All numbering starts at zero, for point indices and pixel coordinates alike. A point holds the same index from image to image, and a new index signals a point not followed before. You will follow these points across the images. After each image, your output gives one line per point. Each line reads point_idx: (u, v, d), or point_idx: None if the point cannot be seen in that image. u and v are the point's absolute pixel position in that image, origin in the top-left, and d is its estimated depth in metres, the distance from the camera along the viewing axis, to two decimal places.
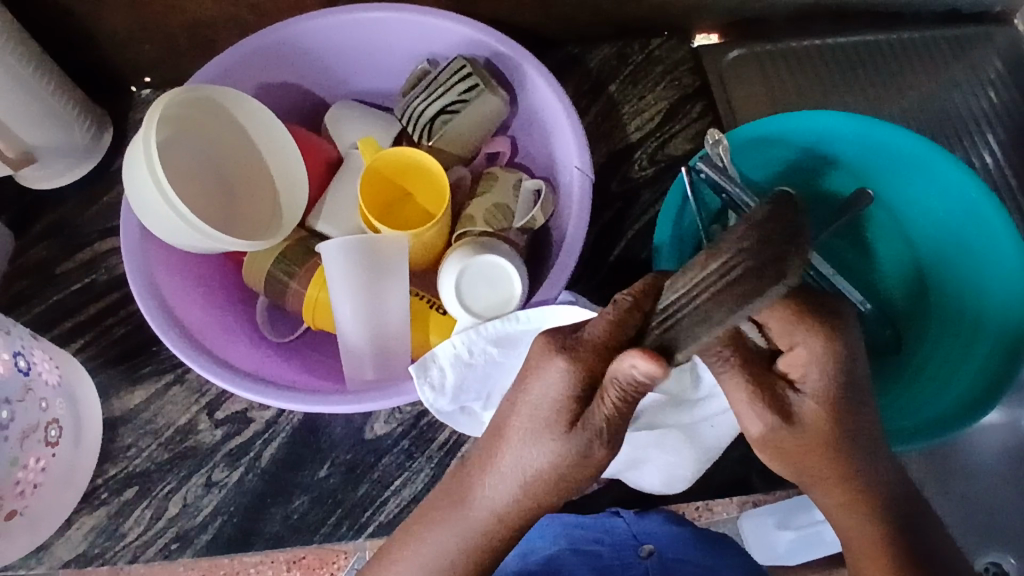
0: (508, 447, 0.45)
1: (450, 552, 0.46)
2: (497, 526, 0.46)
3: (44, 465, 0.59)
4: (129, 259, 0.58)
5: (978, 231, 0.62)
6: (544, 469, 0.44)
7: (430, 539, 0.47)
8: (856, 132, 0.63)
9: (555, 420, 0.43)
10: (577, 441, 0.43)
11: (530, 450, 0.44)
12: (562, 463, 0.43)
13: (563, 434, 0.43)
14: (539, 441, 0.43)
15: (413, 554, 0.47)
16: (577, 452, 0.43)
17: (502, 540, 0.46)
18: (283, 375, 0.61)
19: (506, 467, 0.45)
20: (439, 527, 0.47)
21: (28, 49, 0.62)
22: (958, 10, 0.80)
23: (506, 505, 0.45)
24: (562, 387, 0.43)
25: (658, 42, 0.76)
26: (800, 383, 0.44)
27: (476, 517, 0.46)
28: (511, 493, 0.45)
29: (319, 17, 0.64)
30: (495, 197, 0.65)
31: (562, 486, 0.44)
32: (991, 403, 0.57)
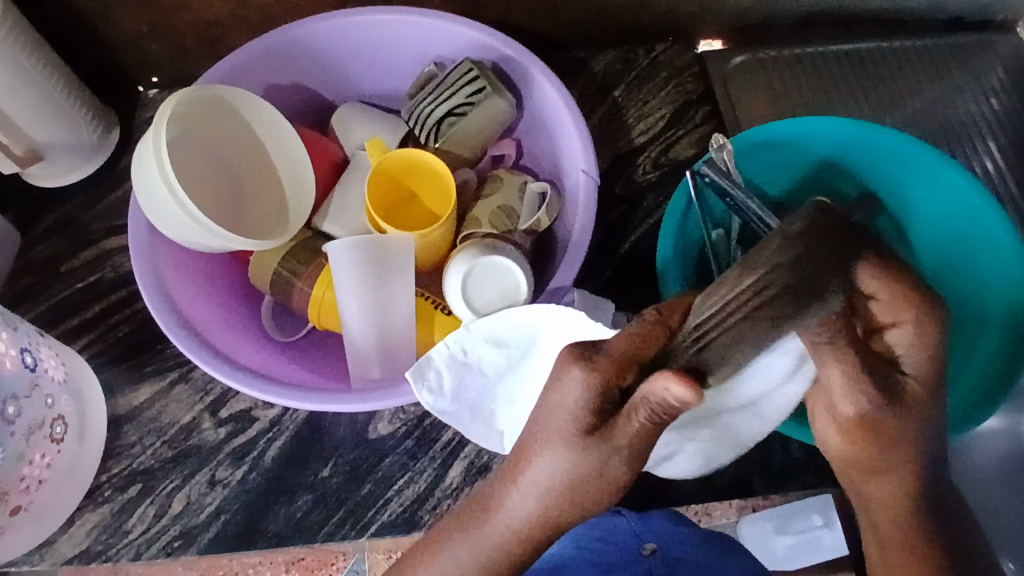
0: (532, 465, 0.45)
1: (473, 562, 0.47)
2: (520, 537, 0.46)
3: (49, 461, 0.59)
4: (135, 255, 0.58)
5: (978, 237, 0.63)
6: (569, 482, 0.43)
7: (454, 549, 0.48)
8: (859, 139, 0.64)
9: (581, 432, 0.43)
10: (605, 457, 0.43)
11: (559, 468, 0.43)
12: (589, 477, 0.43)
13: (588, 447, 0.43)
14: (568, 459, 0.43)
15: (436, 563, 0.49)
16: (608, 466, 0.43)
17: (526, 548, 0.46)
18: (288, 374, 0.61)
19: (530, 482, 0.45)
20: (465, 540, 0.47)
21: (38, 47, 0.62)
22: (960, 19, 0.81)
23: (528, 516, 0.45)
24: (587, 398, 0.43)
25: (663, 47, 0.76)
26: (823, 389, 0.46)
27: (498, 528, 0.46)
28: (536, 506, 0.45)
29: (328, 19, 0.65)
30: (500, 199, 0.66)
31: (592, 498, 0.44)
32: (992, 408, 0.59)
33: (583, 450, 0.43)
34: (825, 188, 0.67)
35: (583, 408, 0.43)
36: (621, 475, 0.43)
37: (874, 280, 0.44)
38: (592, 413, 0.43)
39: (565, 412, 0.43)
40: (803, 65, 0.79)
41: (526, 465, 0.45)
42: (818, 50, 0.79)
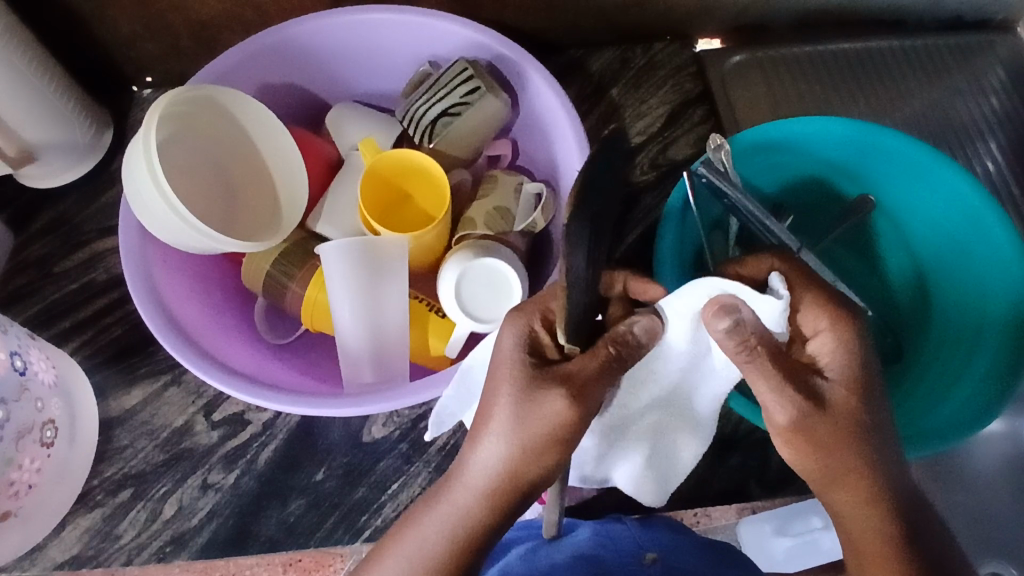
0: (491, 428, 0.44)
1: (441, 534, 0.45)
2: (488, 505, 0.44)
3: (39, 466, 0.59)
4: (125, 255, 0.58)
5: (979, 240, 0.62)
6: (525, 438, 0.43)
7: (424, 525, 0.45)
8: (859, 138, 0.63)
9: (531, 386, 0.43)
10: (556, 408, 0.42)
11: (513, 423, 0.43)
12: (543, 432, 0.43)
13: (539, 400, 0.42)
14: (520, 422, 0.43)
15: (403, 547, 0.45)
16: (563, 416, 0.42)
17: (496, 514, 0.45)
18: (281, 377, 0.60)
19: (490, 447, 0.44)
20: (433, 514, 0.45)
21: (29, 47, 0.61)
22: (960, 18, 0.80)
23: (491, 480, 0.44)
24: (523, 353, 0.44)
25: (660, 47, 0.76)
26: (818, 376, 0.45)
27: (462, 498, 0.45)
28: (498, 468, 0.44)
29: (321, 19, 0.64)
30: (495, 200, 0.65)
31: (550, 451, 0.43)
32: (997, 409, 0.57)
33: (533, 404, 0.42)
34: (818, 190, 0.67)
35: (523, 361, 0.44)
36: (575, 422, 0.43)
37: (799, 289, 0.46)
38: (531, 364, 0.43)
39: (508, 366, 0.44)
40: (802, 64, 0.79)
41: (484, 427, 0.44)
42: (816, 50, 0.79)
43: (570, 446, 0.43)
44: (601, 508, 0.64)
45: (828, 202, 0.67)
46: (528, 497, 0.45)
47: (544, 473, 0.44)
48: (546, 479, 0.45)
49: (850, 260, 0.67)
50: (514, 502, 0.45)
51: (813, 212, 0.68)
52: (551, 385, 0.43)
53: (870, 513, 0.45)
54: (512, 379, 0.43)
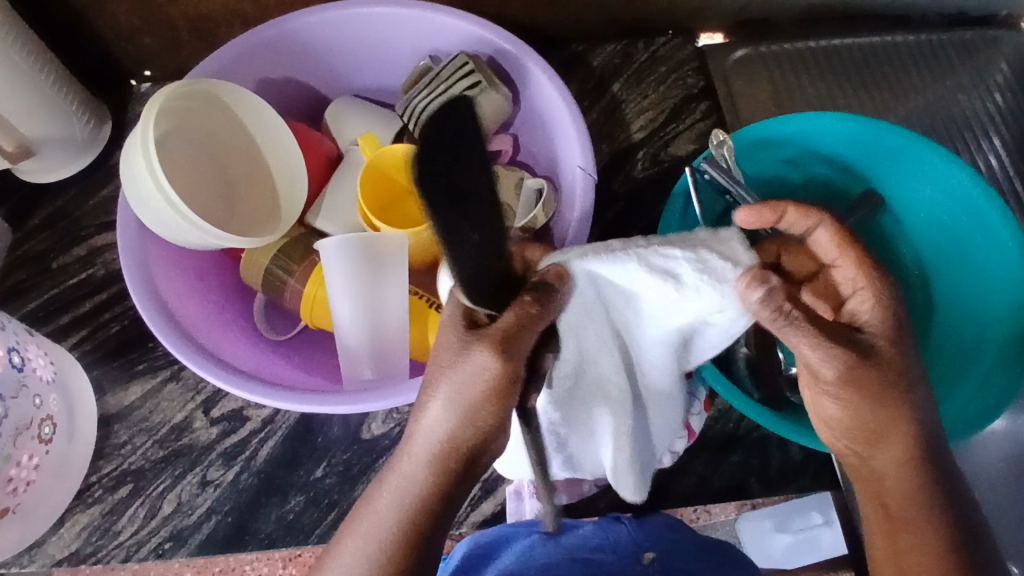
0: (435, 393, 0.44)
1: (395, 507, 0.44)
2: (438, 472, 0.44)
3: (37, 462, 0.59)
4: (123, 251, 0.57)
5: (983, 238, 0.61)
6: (465, 395, 0.43)
7: (376, 504, 0.45)
8: (865, 135, 0.62)
9: (464, 345, 0.42)
10: (484, 361, 0.42)
11: (453, 383, 0.43)
12: (481, 389, 0.42)
13: (468, 354, 0.42)
14: (458, 384, 0.43)
15: (358, 523, 0.44)
16: (494, 369, 0.42)
17: (449, 482, 0.44)
18: (280, 374, 0.60)
19: (435, 412, 0.44)
20: (386, 488, 0.45)
21: (26, 40, 0.61)
22: (965, 13, 0.80)
23: (439, 444, 0.44)
24: (457, 323, 0.43)
25: (662, 41, 0.75)
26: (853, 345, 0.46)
27: (412, 470, 0.44)
28: (443, 433, 0.44)
29: (319, 12, 0.63)
30: (497, 197, 0.64)
31: (492, 406, 0.43)
32: (1000, 410, 0.56)
33: (464, 360, 0.42)
34: (822, 189, 0.67)
35: (458, 325, 0.43)
36: (509, 373, 0.42)
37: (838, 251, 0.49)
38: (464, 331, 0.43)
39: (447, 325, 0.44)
40: (804, 59, 0.78)
41: (429, 394, 0.44)
42: (818, 45, 0.79)
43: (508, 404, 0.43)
44: (602, 504, 0.64)
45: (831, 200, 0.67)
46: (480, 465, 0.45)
47: (492, 431, 0.44)
48: (492, 437, 0.44)
49: (853, 245, 0.66)
50: (463, 466, 0.44)
51: None
52: (480, 336, 0.42)
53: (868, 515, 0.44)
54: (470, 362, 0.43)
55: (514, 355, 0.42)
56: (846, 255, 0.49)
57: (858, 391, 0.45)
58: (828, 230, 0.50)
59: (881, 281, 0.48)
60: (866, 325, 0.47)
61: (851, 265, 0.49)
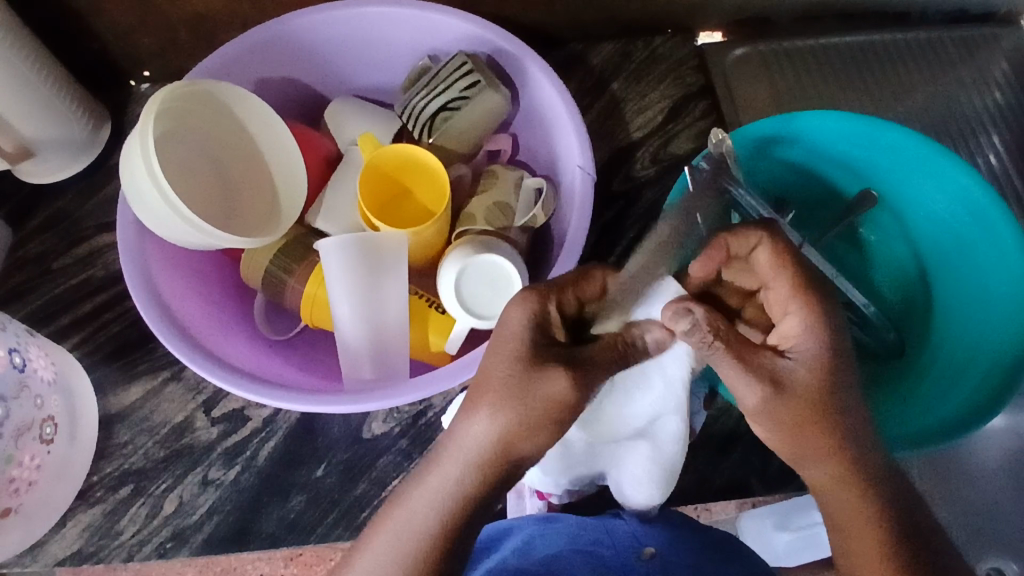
0: (489, 403, 0.42)
1: (432, 510, 0.43)
2: (478, 481, 0.43)
3: (39, 462, 0.59)
4: (124, 252, 0.57)
5: (982, 233, 0.61)
6: (523, 411, 0.41)
7: (410, 504, 0.44)
8: (861, 133, 0.62)
9: (531, 367, 0.42)
10: (555, 385, 0.42)
11: (513, 399, 0.41)
12: (542, 411, 0.42)
13: (538, 377, 0.42)
14: (511, 404, 0.41)
15: (392, 523, 0.44)
16: (561, 395, 0.42)
17: (488, 489, 0.43)
18: (280, 374, 0.60)
19: (482, 422, 0.42)
20: (421, 489, 0.44)
21: (25, 42, 0.61)
22: (964, 11, 0.80)
23: (485, 452, 0.42)
24: (531, 332, 0.44)
25: (662, 40, 0.75)
26: (789, 352, 0.45)
27: (452, 473, 0.43)
28: (489, 442, 0.42)
29: (318, 12, 0.63)
30: (495, 195, 0.65)
31: (546, 425, 0.42)
32: (1002, 403, 0.56)
33: (532, 381, 0.42)
34: (820, 189, 0.68)
35: (525, 341, 0.43)
36: (573, 405, 0.42)
37: (775, 270, 0.47)
38: (538, 344, 0.43)
39: (511, 343, 0.43)
40: (804, 58, 0.78)
41: (479, 401, 0.42)
42: (818, 43, 0.79)
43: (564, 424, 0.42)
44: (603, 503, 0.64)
45: (830, 199, 0.68)
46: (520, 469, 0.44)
47: (537, 449, 0.43)
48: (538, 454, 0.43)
49: (856, 260, 0.69)
50: (502, 477, 0.43)
51: (814, 212, 0.69)
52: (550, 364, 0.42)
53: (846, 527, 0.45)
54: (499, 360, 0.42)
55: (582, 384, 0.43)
56: (777, 279, 0.47)
57: (778, 419, 0.44)
58: (765, 250, 0.47)
59: (815, 302, 0.45)
60: (793, 351, 0.45)
61: (784, 287, 0.46)
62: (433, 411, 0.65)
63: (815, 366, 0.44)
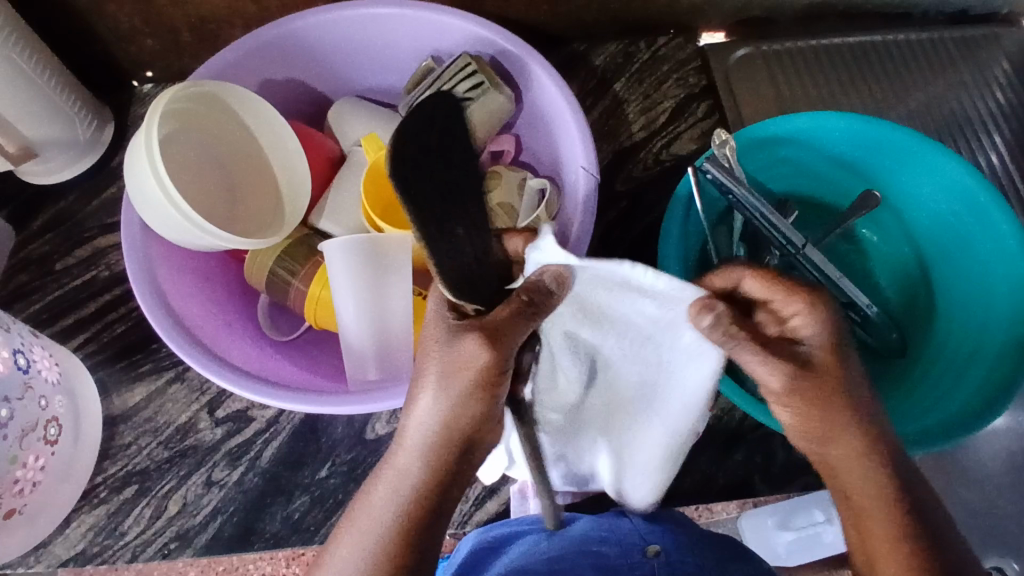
0: (427, 387, 0.45)
1: (391, 502, 0.44)
2: (431, 466, 0.45)
3: (43, 463, 0.59)
4: (128, 253, 0.57)
5: (982, 231, 0.61)
6: (455, 387, 0.44)
7: (370, 499, 0.45)
8: (857, 134, 0.62)
9: (451, 334, 0.44)
10: (474, 351, 0.43)
11: (441, 378, 0.44)
12: (466, 378, 0.44)
13: (455, 344, 0.44)
14: (448, 376, 0.44)
15: (357, 517, 0.45)
16: (481, 358, 0.43)
17: (444, 471, 0.45)
18: (284, 375, 0.60)
19: (424, 407, 0.45)
20: (380, 484, 0.45)
21: (28, 43, 0.61)
22: (965, 11, 0.80)
23: (431, 434, 0.45)
24: (446, 313, 0.46)
25: (664, 41, 0.76)
26: (805, 339, 0.46)
27: (405, 462, 0.45)
28: (435, 423, 0.45)
29: (321, 13, 0.63)
30: (500, 197, 0.65)
31: (480, 398, 0.44)
32: (1006, 399, 0.55)
33: (454, 349, 0.44)
34: (820, 189, 0.68)
35: (444, 320, 0.45)
36: (495, 364, 0.44)
37: (767, 286, 0.46)
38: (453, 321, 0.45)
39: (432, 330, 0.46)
40: (806, 58, 0.79)
41: (419, 389, 0.45)
42: (819, 44, 0.79)
43: (499, 385, 0.44)
44: (607, 502, 0.64)
45: (834, 198, 0.68)
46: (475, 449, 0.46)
47: (479, 421, 0.45)
48: (484, 429, 0.46)
49: (863, 262, 0.69)
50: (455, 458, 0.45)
51: (817, 212, 0.69)
52: (469, 327, 0.44)
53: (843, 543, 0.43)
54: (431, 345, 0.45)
55: (500, 345, 0.44)
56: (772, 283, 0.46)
57: (801, 399, 0.45)
58: (752, 279, 0.46)
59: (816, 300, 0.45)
60: (807, 340, 0.46)
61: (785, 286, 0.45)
62: None
63: (829, 348, 0.45)
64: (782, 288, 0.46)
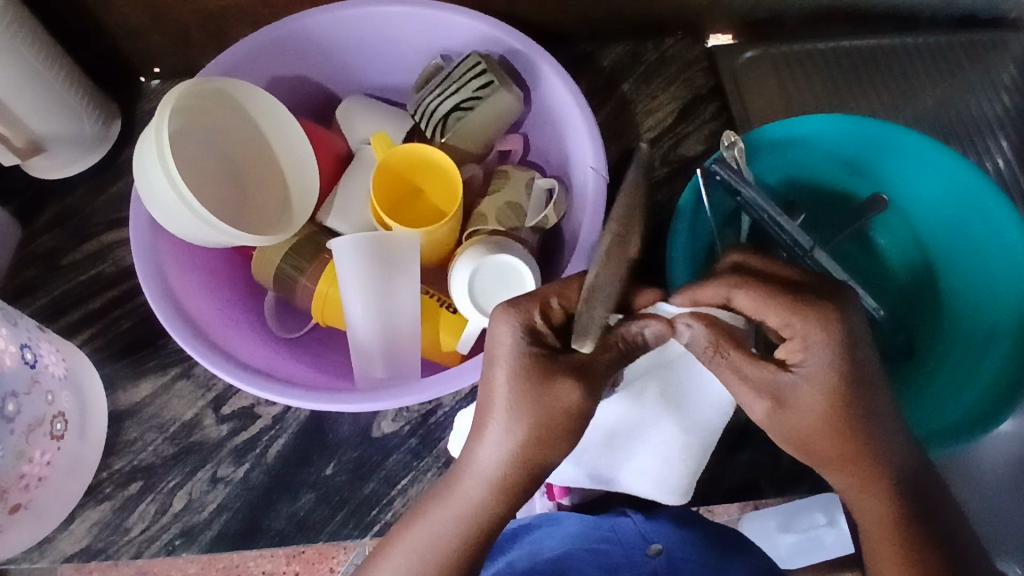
0: (495, 422, 0.43)
1: (452, 529, 0.45)
2: (498, 501, 0.44)
3: (49, 458, 0.59)
4: (138, 249, 0.57)
5: (988, 232, 0.62)
6: (535, 429, 0.43)
7: (429, 520, 0.46)
8: (865, 133, 0.62)
9: (543, 380, 0.43)
10: (569, 394, 0.43)
11: (522, 420, 0.43)
12: (550, 418, 0.43)
13: (547, 389, 0.43)
14: (520, 417, 0.43)
15: (416, 536, 0.46)
16: (573, 405, 0.43)
17: (502, 509, 0.44)
18: (293, 373, 0.60)
19: (494, 441, 0.44)
20: (441, 508, 0.45)
21: (39, 38, 0.61)
22: (975, 15, 0.79)
23: (501, 471, 0.44)
24: (525, 344, 0.44)
25: (672, 42, 0.76)
26: (796, 365, 0.45)
27: (471, 494, 0.44)
28: (505, 459, 0.43)
29: (329, 11, 0.63)
30: (507, 195, 0.65)
31: (561, 440, 0.43)
32: (1009, 409, 0.57)
33: (543, 395, 0.43)
34: (826, 189, 0.67)
35: (536, 356, 0.44)
36: (586, 411, 0.43)
37: (762, 303, 0.44)
38: (539, 356, 0.44)
39: (507, 361, 0.44)
40: (813, 61, 0.79)
41: (488, 422, 0.44)
42: (828, 46, 0.79)
43: (578, 430, 0.43)
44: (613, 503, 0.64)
45: (843, 197, 0.67)
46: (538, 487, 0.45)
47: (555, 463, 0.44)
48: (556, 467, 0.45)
49: (865, 258, 0.67)
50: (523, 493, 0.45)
51: (826, 211, 0.67)
52: (564, 369, 0.43)
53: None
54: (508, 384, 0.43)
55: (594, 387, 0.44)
56: (768, 308, 0.44)
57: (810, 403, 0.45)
58: (746, 290, 0.44)
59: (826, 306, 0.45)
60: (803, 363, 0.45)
61: (783, 309, 0.44)
62: (443, 410, 0.65)
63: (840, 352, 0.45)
64: (775, 303, 0.44)
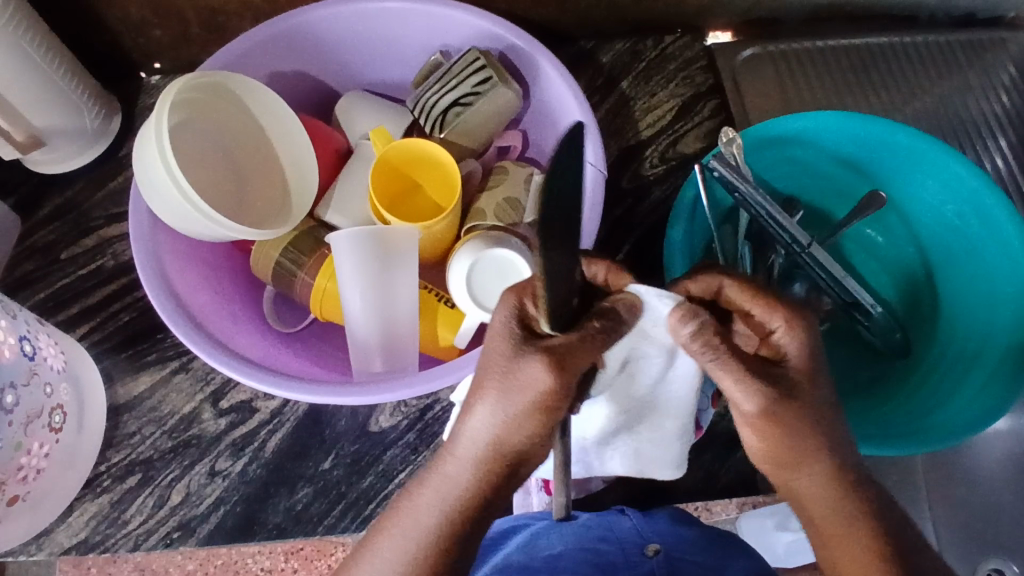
0: (483, 397, 0.42)
1: (435, 511, 0.44)
2: (479, 479, 0.43)
3: (47, 451, 0.59)
4: (136, 240, 0.57)
5: (983, 227, 0.61)
6: (514, 409, 0.42)
7: (412, 502, 0.44)
8: (858, 131, 0.62)
9: (515, 355, 0.41)
10: (537, 375, 0.40)
11: (502, 396, 0.42)
12: (527, 399, 0.41)
13: (521, 364, 0.41)
14: (506, 396, 0.42)
15: (400, 519, 0.44)
16: (543, 383, 0.41)
17: (486, 489, 0.43)
18: (291, 366, 0.60)
19: (480, 417, 0.43)
20: (425, 488, 0.44)
21: (40, 32, 0.61)
22: (974, 15, 0.81)
23: (485, 449, 0.43)
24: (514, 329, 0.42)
25: (672, 40, 0.76)
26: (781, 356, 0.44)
27: (455, 473, 0.43)
28: (488, 437, 0.43)
29: (329, 7, 0.63)
30: (506, 190, 0.65)
31: (534, 420, 0.42)
32: (1009, 400, 0.56)
33: (514, 370, 0.41)
34: (827, 190, 0.69)
35: (513, 334, 0.42)
36: (557, 391, 0.41)
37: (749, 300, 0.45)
38: (519, 339, 0.42)
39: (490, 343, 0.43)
40: (814, 60, 0.79)
41: (475, 396, 0.43)
42: (826, 45, 0.79)
43: (556, 412, 0.42)
44: (609, 500, 0.64)
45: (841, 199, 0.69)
46: (519, 467, 0.44)
47: (532, 444, 0.43)
48: (535, 448, 0.43)
49: (865, 256, 0.71)
50: (503, 472, 0.43)
51: (828, 213, 0.70)
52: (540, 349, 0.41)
53: (839, 551, 0.44)
54: (494, 372, 0.42)
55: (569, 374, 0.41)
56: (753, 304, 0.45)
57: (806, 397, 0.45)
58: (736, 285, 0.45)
59: None
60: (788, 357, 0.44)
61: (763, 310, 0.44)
62: (441, 406, 0.66)
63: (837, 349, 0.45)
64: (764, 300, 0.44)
